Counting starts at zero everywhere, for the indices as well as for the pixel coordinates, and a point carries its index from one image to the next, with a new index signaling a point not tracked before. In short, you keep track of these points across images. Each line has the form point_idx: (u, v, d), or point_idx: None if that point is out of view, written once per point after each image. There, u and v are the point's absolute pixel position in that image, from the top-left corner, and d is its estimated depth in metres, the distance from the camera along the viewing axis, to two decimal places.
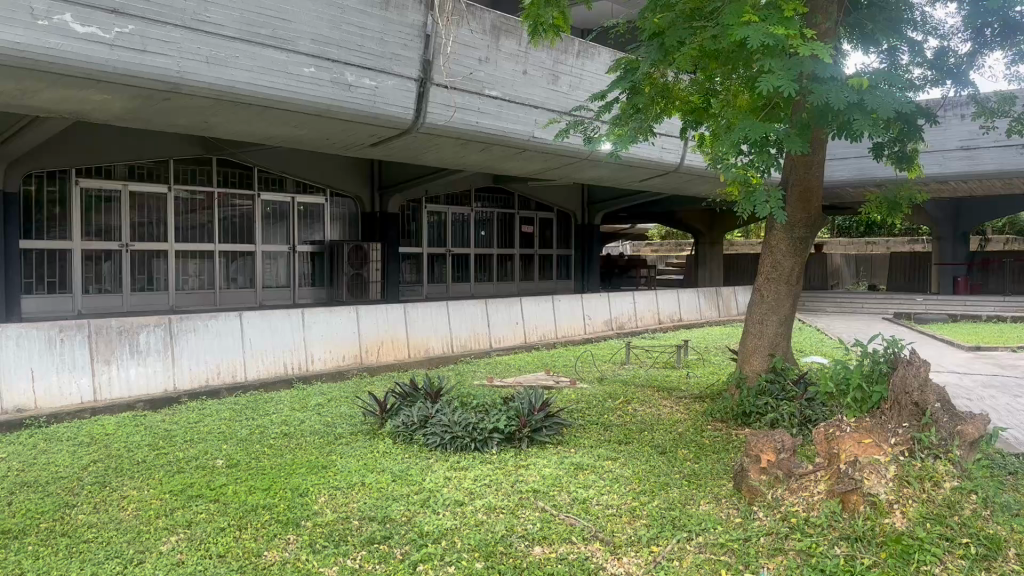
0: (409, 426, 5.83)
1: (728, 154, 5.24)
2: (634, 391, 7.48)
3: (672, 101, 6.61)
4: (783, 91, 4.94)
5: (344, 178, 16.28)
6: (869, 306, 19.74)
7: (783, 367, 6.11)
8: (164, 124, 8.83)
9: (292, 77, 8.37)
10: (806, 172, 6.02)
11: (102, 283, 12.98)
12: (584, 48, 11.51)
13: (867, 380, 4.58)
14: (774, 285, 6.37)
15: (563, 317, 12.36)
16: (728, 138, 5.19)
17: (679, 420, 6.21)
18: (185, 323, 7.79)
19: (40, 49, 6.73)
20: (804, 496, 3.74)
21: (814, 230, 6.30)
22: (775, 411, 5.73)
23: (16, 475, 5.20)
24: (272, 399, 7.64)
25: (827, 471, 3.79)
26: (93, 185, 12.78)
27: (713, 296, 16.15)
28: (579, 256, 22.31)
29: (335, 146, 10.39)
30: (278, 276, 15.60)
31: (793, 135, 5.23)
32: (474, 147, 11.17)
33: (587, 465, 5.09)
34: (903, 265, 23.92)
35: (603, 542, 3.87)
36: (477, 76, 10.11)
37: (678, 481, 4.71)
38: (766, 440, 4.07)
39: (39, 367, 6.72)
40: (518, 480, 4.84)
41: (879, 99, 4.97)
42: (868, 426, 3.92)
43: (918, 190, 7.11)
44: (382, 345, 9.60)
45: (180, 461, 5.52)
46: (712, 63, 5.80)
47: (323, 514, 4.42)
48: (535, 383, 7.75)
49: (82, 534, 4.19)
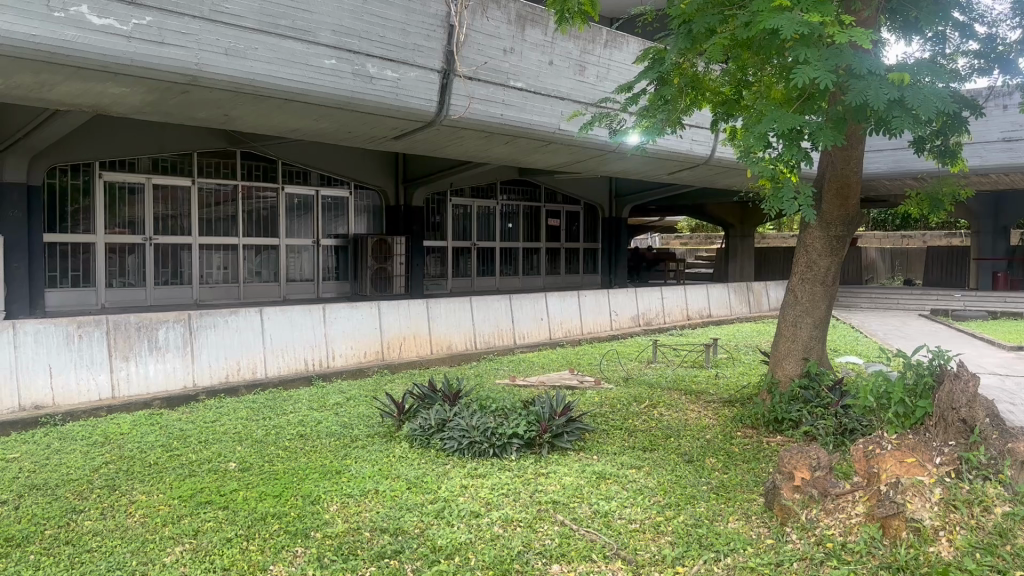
0: (427, 430, 5.66)
1: (757, 148, 4.97)
2: (660, 393, 7.23)
3: (703, 93, 6.34)
4: (820, 83, 4.65)
5: (369, 170, 16.13)
6: (904, 302, 19.25)
7: (818, 372, 5.83)
8: (184, 117, 8.71)
9: (313, 69, 8.18)
10: (845, 166, 5.67)
11: (126, 277, 12.99)
12: (611, 37, 11.26)
13: (912, 395, 4.27)
14: (809, 285, 6.08)
15: (589, 312, 12.11)
16: (756, 129, 4.93)
17: (707, 426, 5.96)
18: (203, 319, 7.68)
19: (56, 42, 6.63)
20: (841, 518, 3.51)
21: (853, 229, 5.99)
22: (809, 420, 5.46)
23: (26, 477, 5.09)
24: (292, 398, 7.50)
25: (866, 491, 3.57)
26: (117, 177, 12.75)
27: (744, 291, 15.81)
28: (606, 249, 22.02)
29: (357, 139, 10.21)
30: (303, 270, 15.55)
31: (827, 128, 4.93)
32: (498, 140, 10.93)
33: (609, 475, 4.88)
34: (941, 259, 23.30)
35: (626, 561, 3.66)
36: (501, 67, 9.88)
37: (706, 494, 4.48)
38: (800, 456, 3.83)
39: (57, 363, 6.64)
40: (537, 490, 4.63)
41: (921, 95, 4.67)
42: (912, 443, 3.74)
43: (961, 186, 6.75)
44: (404, 340, 9.43)
45: (192, 464, 5.38)
46: (744, 52, 5.53)
47: (333, 524, 4.25)
48: (559, 384, 7.54)
49: (86, 542, 4.07)
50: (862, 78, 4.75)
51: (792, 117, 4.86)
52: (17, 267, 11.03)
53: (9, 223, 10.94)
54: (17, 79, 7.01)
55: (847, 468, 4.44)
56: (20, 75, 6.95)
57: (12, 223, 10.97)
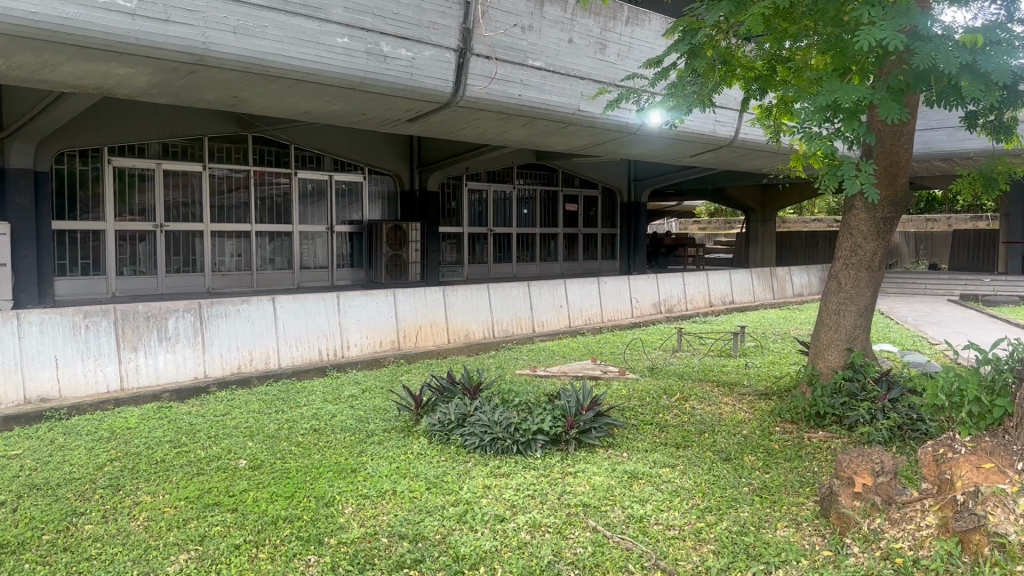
0: (446, 425, 5.36)
1: (814, 124, 4.59)
2: (691, 385, 6.86)
3: (734, 69, 5.94)
4: (884, 46, 4.27)
5: (383, 154, 15.78)
6: (932, 287, 18.75)
7: (863, 363, 5.50)
8: (192, 100, 8.40)
9: (324, 48, 7.85)
10: (894, 142, 5.37)
11: (137, 265, 12.78)
12: (633, 14, 10.88)
13: (987, 392, 3.93)
14: (853, 271, 5.72)
15: (609, 299, 11.77)
16: (812, 104, 4.58)
17: (743, 421, 5.61)
18: (214, 308, 7.40)
19: (57, 20, 6.35)
20: (909, 529, 3.23)
21: (900, 211, 5.65)
22: (856, 412, 5.14)
23: (25, 476, 4.84)
24: (305, 390, 7.20)
25: (937, 500, 3.26)
26: (126, 163, 12.48)
27: (767, 277, 15.40)
28: (624, 235, 21.61)
29: (371, 122, 9.89)
30: (317, 257, 15.29)
31: (889, 98, 4.57)
32: (516, 122, 10.56)
33: (642, 474, 4.56)
34: (967, 244, 22.77)
35: (667, 573, 3.35)
36: (520, 45, 9.52)
37: (749, 496, 4.15)
38: (860, 459, 3.54)
39: (63, 355, 6.38)
40: (565, 492, 4.32)
41: (995, 61, 4.32)
42: (990, 447, 3.34)
43: (1017, 164, 6.30)
44: (421, 329, 9.14)
45: (200, 461, 5.12)
46: (784, 22, 5.17)
47: (349, 529, 3.96)
48: (582, 374, 7.25)
49: (85, 549, 3.80)
50: (927, 41, 4.37)
51: (851, 90, 4.49)
52: (26, 255, 10.90)
53: (17, 210, 10.80)
54: (19, 59, 6.73)
55: (911, 472, 4.09)
56: (21, 55, 6.67)
57: (20, 210, 10.83)
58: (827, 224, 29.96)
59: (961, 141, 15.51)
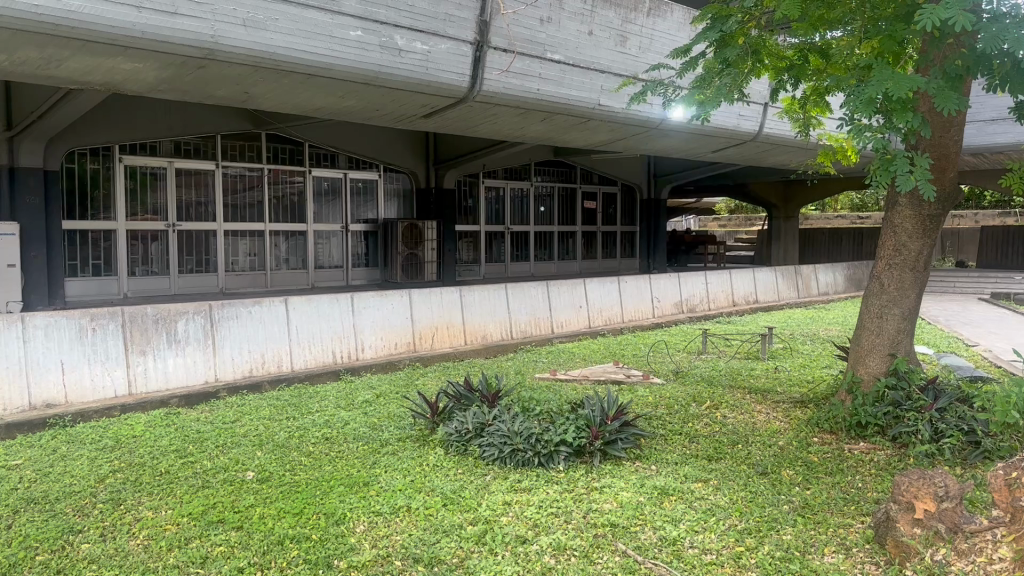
0: (464, 435, 5.10)
1: (863, 116, 4.28)
2: (721, 392, 6.53)
3: (765, 58, 5.60)
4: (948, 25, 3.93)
5: (399, 151, 15.53)
6: (961, 285, 18.27)
7: (907, 371, 5.19)
8: (202, 96, 8.16)
9: (337, 41, 7.59)
10: (944, 134, 5.08)
11: (150, 265, 12.61)
12: (654, 6, 10.56)
13: None
14: (897, 271, 5.39)
15: (630, 298, 11.46)
16: (861, 94, 4.26)
17: (779, 431, 5.31)
18: (226, 310, 7.18)
19: (59, 13, 6.12)
20: (979, 563, 2.98)
21: (946, 207, 5.32)
22: (902, 424, 4.85)
23: (22, 489, 4.61)
24: (318, 395, 6.98)
25: (1010, 531, 2.99)
26: (138, 161, 12.30)
27: (792, 276, 15.03)
28: (644, 232, 21.25)
29: (385, 118, 9.60)
30: (331, 256, 15.09)
31: (946, 87, 4.29)
32: (535, 117, 10.26)
33: (673, 491, 4.26)
34: (995, 240, 22.25)
35: None
36: (539, 38, 9.22)
37: (791, 516, 3.84)
38: (922, 483, 3.26)
39: (69, 359, 6.17)
40: (591, 510, 4.02)
41: None
42: None
43: None
44: (437, 331, 8.87)
45: (206, 473, 4.87)
46: (822, 6, 4.84)
47: (360, 551, 3.69)
48: (604, 379, 6.96)
49: (80, 572, 3.56)
50: (984, 26, 4.05)
51: (903, 79, 4.17)
52: (35, 256, 10.73)
53: (27, 210, 10.64)
54: (22, 53, 6.50)
55: (977, 495, 3.75)
56: (25, 49, 6.45)
57: (30, 210, 10.66)
58: (850, 220, 29.44)
59: (992, 134, 15.04)
